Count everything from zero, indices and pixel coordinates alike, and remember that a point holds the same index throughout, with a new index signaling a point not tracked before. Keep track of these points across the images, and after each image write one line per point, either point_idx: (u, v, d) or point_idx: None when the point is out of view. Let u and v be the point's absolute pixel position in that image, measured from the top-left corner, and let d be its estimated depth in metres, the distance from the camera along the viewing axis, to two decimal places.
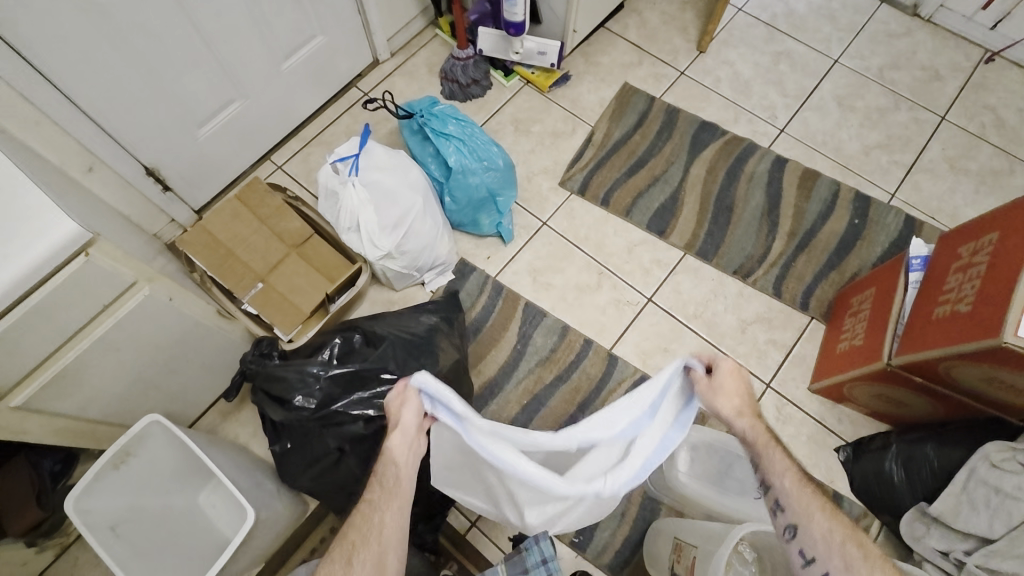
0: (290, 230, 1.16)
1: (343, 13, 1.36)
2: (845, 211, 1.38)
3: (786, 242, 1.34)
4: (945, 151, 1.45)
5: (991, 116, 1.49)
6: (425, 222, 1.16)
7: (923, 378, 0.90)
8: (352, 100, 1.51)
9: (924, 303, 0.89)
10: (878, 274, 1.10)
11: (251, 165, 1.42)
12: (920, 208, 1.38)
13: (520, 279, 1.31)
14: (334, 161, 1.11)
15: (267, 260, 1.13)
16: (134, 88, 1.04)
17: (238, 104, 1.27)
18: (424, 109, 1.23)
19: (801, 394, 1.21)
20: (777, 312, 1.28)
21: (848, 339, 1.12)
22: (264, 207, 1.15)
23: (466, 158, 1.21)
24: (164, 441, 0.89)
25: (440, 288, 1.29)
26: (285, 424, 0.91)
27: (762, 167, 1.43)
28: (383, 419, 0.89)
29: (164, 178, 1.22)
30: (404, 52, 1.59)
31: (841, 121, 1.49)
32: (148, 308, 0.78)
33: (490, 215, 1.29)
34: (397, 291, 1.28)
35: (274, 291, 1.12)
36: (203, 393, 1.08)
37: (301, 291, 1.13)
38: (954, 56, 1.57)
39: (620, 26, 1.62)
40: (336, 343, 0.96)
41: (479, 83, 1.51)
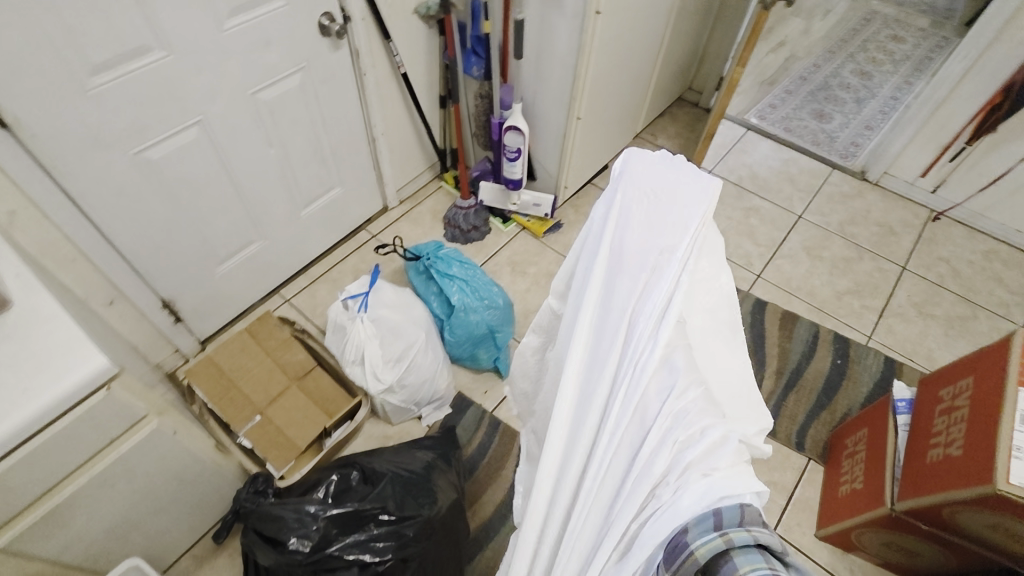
0: (293, 362, 1.19)
1: (360, 169, 1.52)
2: (826, 351, 1.44)
3: (774, 380, 1.39)
4: (911, 297, 1.57)
5: (946, 267, 1.63)
6: (427, 355, 1.20)
7: (930, 525, 0.89)
8: (361, 241, 1.63)
9: (916, 445, 0.92)
10: (869, 415, 1.14)
11: (260, 299, 1.48)
12: (897, 350, 1.46)
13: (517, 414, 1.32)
14: (346, 298, 1.19)
15: (269, 392, 1.14)
16: (167, 230, 1.14)
17: (257, 244, 1.37)
18: (430, 252, 1.33)
19: (809, 542, 1.16)
20: (775, 452, 1.28)
21: (849, 482, 1.11)
22: (272, 339, 1.19)
23: (468, 296, 1.28)
24: None
25: (437, 423, 1.29)
26: (272, 570, 0.85)
27: (744, 309, 1.52)
28: (379, 565, 0.85)
29: (177, 310, 1.27)
30: (412, 200, 1.76)
31: (811, 269, 1.63)
32: (152, 442, 0.78)
33: (488, 350, 1.33)
34: (394, 425, 1.27)
35: (270, 425, 1.11)
36: (182, 535, 1.02)
37: (299, 424, 1.12)
38: (903, 215, 1.76)
39: (606, 183, 1.83)
40: (333, 481, 0.95)
41: (479, 229, 1.64)
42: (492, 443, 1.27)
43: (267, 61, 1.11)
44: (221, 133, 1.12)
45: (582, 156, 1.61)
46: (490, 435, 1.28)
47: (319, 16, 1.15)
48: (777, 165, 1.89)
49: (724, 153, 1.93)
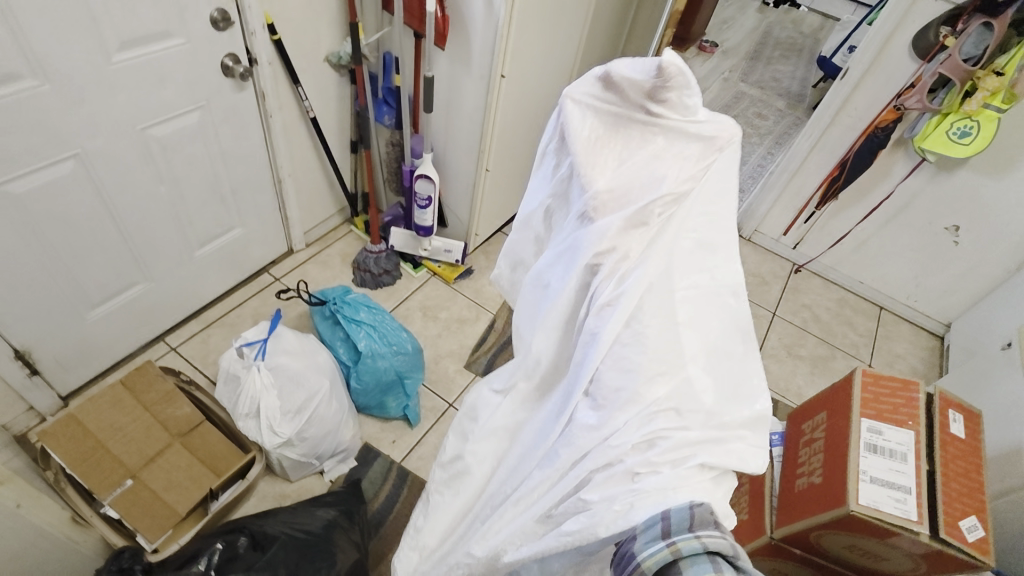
0: (176, 417, 1.08)
1: (263, 210, 1.47)
2: None
3: None
4: (782, 340, 1.76)
5: (809, 314, 1.86)
6: (331, 405, 1.14)
7: (802, 550, 0.97)
8: (262, 285, 1.55)
9: (787, 477, 1.01)
10: None
11: (141, 346, 1.34)
12: (773, 388, 1.62)
13: (426, 464, 1.28)
14: (241, 345, 1.13)
15: (144, 452, 1.02)
16: (28, 271, 1.01)
17: (139, 287, 1.25)
18: (337, 297, 1.30)
19: None
20: None
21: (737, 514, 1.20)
22: (152, 392, 1.08)
23: (376, 342, 1.26)
24: None
25: (340, 476, 1.22)
26: None
27: None
28: None
29: (36, 360, 1.12)
30: (319, 243, 1.71)
31: None
32: None
33: (396, 398, 1.30)
34: (292, 481, 1.19)
35: (144, 490, 1.00)
36: None
37: (179, 487, 1.02)
38: (773, 267, 2.00)
39: (515, 232, 1.90)
40: (217, 549, 0.86)
41: (389, 273, 1.63)
42: (399, 495, 1.22)
43: (162, 97, 1.06)
44: (103, 168, 1.03)
45: (492, 206, 1.68)
46: (397, 487, 1.23)
47: (222, 56, 1.13)
48: None
49: None
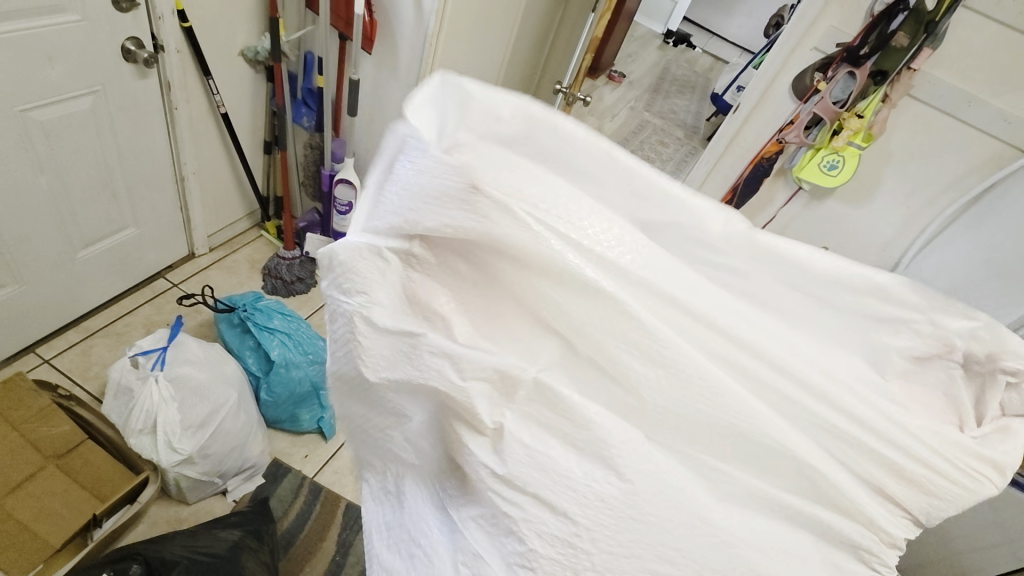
0: (52, 436, 0.96)
1: (162, 209, 1.35)
2: None
3: None
4: None
5: None
6: (238, 418, 1.07)
7: None
8: (157, 291, 1.42)
9: None
10: None
11: (5, 358, 1.17)
12: None
13: (341, 478, 1.23)
14: (136, 354, 1.03)
15: (9, 478, 0.89)
16: None
17: (7, 291, 1.10)
18: (247, 304, 1.22)
19: None
20: None
21: None
22: (21, 409, 0.95)
23: (290, 351, 1.19)
24: None
25: (246, 496, 1.14)
26: None
27: None
28: None
29: None
30: (224, 248, 1.60)
31: None
32: None
33: (311, 410, 1.24)
34: (190, 504, 1.09)
35: (9, 521, 0.86)
36: None
37: (54, 516, 0.89)
38: None
39: None
40: None
41: (303, 280, 1.56)
42: (312, 512, 1.16)
43: (47, 77, 0.96)
44: None
45: None
46: (309, 504, 1.17)
47: (123, 39, 1.04)
48: None
49: None
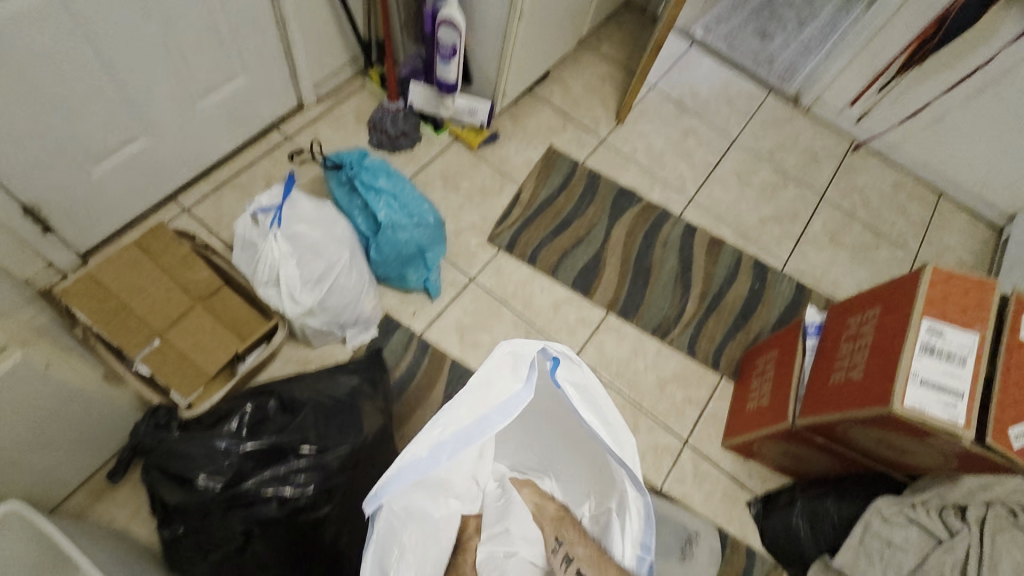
0: (196, 281, 1.06)
1: (267, 56, 1.31)
2: (747, 276, 1.50)
3: (697, 303, 1.44)
4: (825, 226, 1.65)
5: (860, 198, 1.72)
6: (350, 276, 1.11)
7: (823, 437, 1.01)
8: (273, 144, 1.44)
9: (821, 371, 1.00)
10: (779, 338, 1.22)
11: (152, 207, 1.29)
12: (808, 276, 1.55)
13: (447, 337, 1.28)
14: (255, 212, 1.06)
15: (167, 314, 1.01)
16: (22, 121, 0.94)
17: (141, 143, 1.16)
18: (354, 161, 1.19)
19: (715, 450, 1.28)
20: (692, 370, 1.36)
21: (756, 398, 1.21)
22: (169, 255, 1.05)
23: (396, 213, 1.19)
24: (21, 535, 0.75)
25: (363, 345, 1.22)
26: (180, 508, 0.79)
27: (675, 233, 1.53)
28: (301, 497, 0.80)
29: (45, 217, 1.07)
30: (331, 98, 1.56)
31: (740, 195, 1.65)
32: (19, 378, 0.69)
33: (418, 270, 1.27)
34: (316, 348, 1.20)
35: (172, 350, 1.00)
36: (74, 473, 0.92)
37: (206, 349, 1.02)
38: (829, 144, 1.81)
39: (546, 93, 1.71)
40: (247, 411, 0.87)
41: (408, 135, 1.49)
42: (420, 365, 1.23)
43: None
44: None
45: (523, 61, 1.48)
46: (418, 358, 1.24)
47: None
48: (717, 83, 1.85)
49: (667, 68, 1.84)
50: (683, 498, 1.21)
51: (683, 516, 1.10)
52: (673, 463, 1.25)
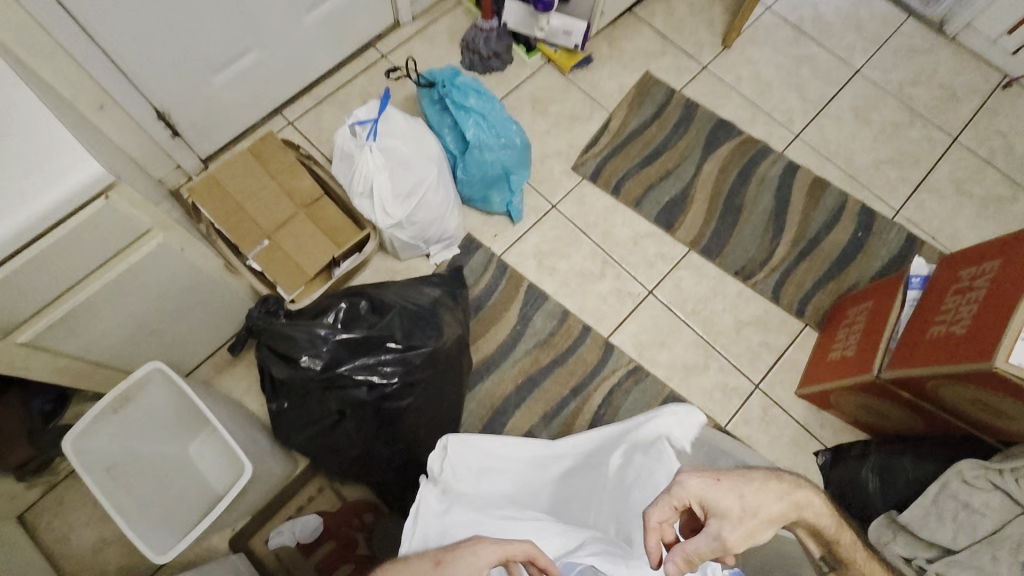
0: (301, 189, 1.15)
1: None
2: (849, 222, 1.39)
3: (789, 247, 1.36)
4: (953, 173, 1.47)
5: (1001, 142, 1.51)
6: (438, 193, 1.15)
7: (910, 393, 0.97)
8: (369, 61, 1.48)
9: (919, 322, 0.94)
10: (876, 289, 1.15)
11: (262, 118, 1.39)
12: (922, 227, 1.41)
13: (525, 261, 1.31)
14: (353, 124, 1.10)
15: (276, 217, 1.12)
16: (159, 31, 1.03)
17: (254, 56, 1.24)
18: (446, 80, 1.20)
19: (788, 398, 1.25)
20: (774, 316, 1.31)
21: (841, 348, 1.16)
22: (276, 163, 1.14)
23: (485, 133, 1.20)
24: (163, 389, 0.90)
25: (444, 262, 1.29)
26: (286, 382, 0.89)
27: (775, 171, 1.43)
28: (386, 387, 0.89)
29: (175, 123, 1.19)
30: (426, 16, 1.54)
31: (855, 133, 1.50)
32: (161, 256, 0.79)
33: (501, 193, 1.29)
34: (402, 260, 1.27)
35: (279, 249, 1.11)
36: (204, 345, 1.07)
37: (306, 251, 1.11)
38: (973, 79, 1.58)
39: (648, 14, 1.59)
40: (342, 308, 0.95)
41: (499, 57, 1.46)
42: (499, 285, 1.28)
43: None
44: None
45: None
46: (497, 278, 1.29)
47: None
48: (846, 5, 1.64)
49: None
50: (747, 439, 1.22)
51: (744, 452, 1.10)
52: (741, 404, 1.24)
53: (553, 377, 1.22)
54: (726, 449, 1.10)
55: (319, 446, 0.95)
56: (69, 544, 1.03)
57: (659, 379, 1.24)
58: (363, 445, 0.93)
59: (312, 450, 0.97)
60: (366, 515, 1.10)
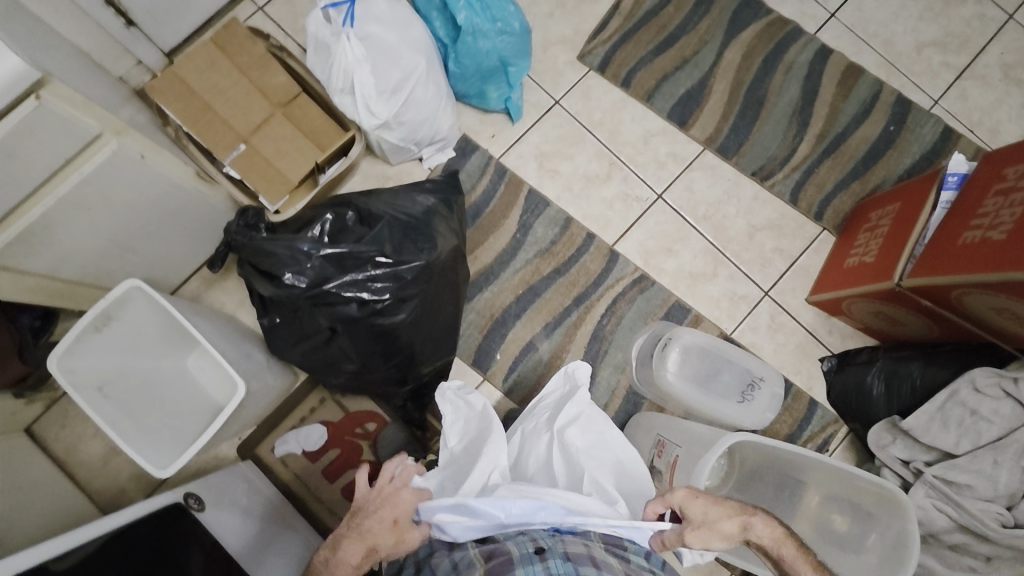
0: (274, 86, 1.03)
1: None
2: (881, 116, 1.27)
3: (813, 145, 1.25)
4: (1004, 56, 1.31)
5: None
6: (428, 89, 1.04)
7: (931, 302, 0.92)
8: None
9: (950, 227, 0.87)
10: (904, 190, 1.06)
11: (227, 3, 1.23)
12: (961, 120, 1.29)
13: (525, 164, 1.22)
14: (325, 7, 0.96)
15: (250, 119, 1.01)
16: None
17: None
18: None
19: (798, 305, 1.21)
20: (790, 220, 1.23)
21: (859, 254, 1.10)
22: (244, 56, 1.02)
23: (478, 16, 1.04)
24: (147, 307, 0.86)
25: (438, 167, 1.19)
26: (274, 299, 0.86)
27: (805, 57, 1.28)
28: (378, 302, 0.85)
29: (126, 10, 1.04)
30: None
31: (900, 9, 1.32)
32: (119, 166, 0.72)
33: (498, 88, 1.16)
34: (392, 165, 1.18)
35: (257, 155, 1.01)
36: (187, 260, 1.02)
37: (287, 157, 1.03)
38: None
39: None
40: (328, 220, 0.88)
41: None
42: (497, 190, 1.20)
43: None
44: None
45: None
46: (495, 184, 1.20)
47: None
48: None
49: None
50: (753, 346, 1.19)
51: (749, 361, 1.08)
52: (749, 312, 1.20)
53: (555, 287, 1.18)
54: (729, 356, 1.08)
55: (315, 362, 0.93)
56: (80, 453, 1.05)
57: (665, 287, 1.20)
58: (359, 360, 0.91)
59: (310, 365, 0.94)
60: (368, 425, 1.12)
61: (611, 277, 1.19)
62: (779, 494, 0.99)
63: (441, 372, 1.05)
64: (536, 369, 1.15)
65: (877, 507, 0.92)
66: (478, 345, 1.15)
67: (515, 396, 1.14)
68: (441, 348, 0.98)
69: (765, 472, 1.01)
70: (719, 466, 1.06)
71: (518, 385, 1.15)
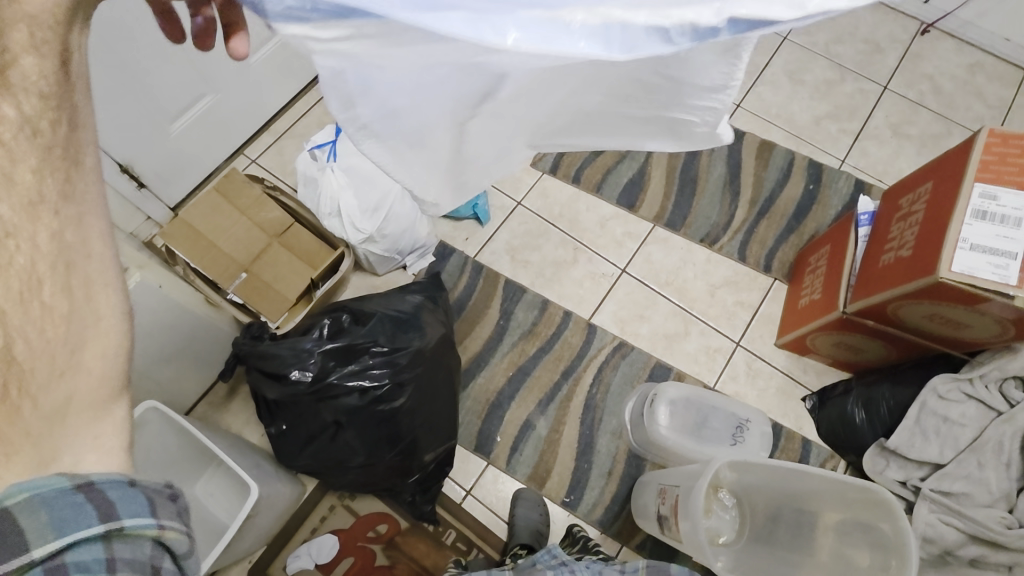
0: (270, 220, 1.17)
1: None
2: (800, 177, 1.46)
3: (748, 209, 1.42)
4: (889, 118, 1.55)
5: (929, 84, 1.60)
6: (405, 204, 1.18)
7: (875, 322, 1.02)
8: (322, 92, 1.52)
9: (872, 254, 1.00)
10: (832, 233, 1.21)
11: (224, 160, 1.42)
12: (868, 172, 1.49)
13: (499, 258, 1.35)
14: (312, 149, 1.14)
15: (250, 250, 1.14)
16: (113, 90, 1.06)
17: (208, 100, 1.27)
18: None
19: (769, 350, 1.30)
20: (743, 275, 1.36)
21: (809, 294, 1.21)
22: (243, 198, 1.17)
23: None
24: (160, 428, 0.92)
25: (422, 271, 1.33)
26: (281, 400, 0.92)
27: None
28: (378, 389, 0.92)
29: (139, 174, 1.21)
30: None
31: (792, 95, 1.57)
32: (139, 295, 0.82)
33: None
34: (380, 275, 1.31)
35: (258, 280, 1.13)
36: (196, 383, 1.09)
37: (285, 278, 1.14)
38: (893, 30, 1.67)
39: None
40: (326, 323, 0.97)
41: None
42: (477, 284, 1.32)
43: None
44: None
45: None
46: (474, 278, 1.32)
47: None
48: None
49: None
50: (736, 395, 1.26)
51: (732, 406, 1.15)
52: (726, 363, 1.28)
53: (543, 364, 1.26)
54: (714, 404, 1.15)
55: (323, 461, 0.97)
56: None
57: (644, 350, 1.28)
58: (363, 451, 0.95)
59: (318, 467, 0.98)
60: (379, 527, 1.12)
61: (593, 349, 1.27)
62: (797, 534, 1.01)
63: (446, 458, 1.10)
64: (537, 446, 1.19)
65: (873, 516, 0.91)
66: (479, 430, 1.20)
67: (520, 474, 1.17)
68: (441, 434, 1.04)
69: (779, 513, 1.03)
70: (733, 518, 1.08)
71: (521, 464, 1.17)
